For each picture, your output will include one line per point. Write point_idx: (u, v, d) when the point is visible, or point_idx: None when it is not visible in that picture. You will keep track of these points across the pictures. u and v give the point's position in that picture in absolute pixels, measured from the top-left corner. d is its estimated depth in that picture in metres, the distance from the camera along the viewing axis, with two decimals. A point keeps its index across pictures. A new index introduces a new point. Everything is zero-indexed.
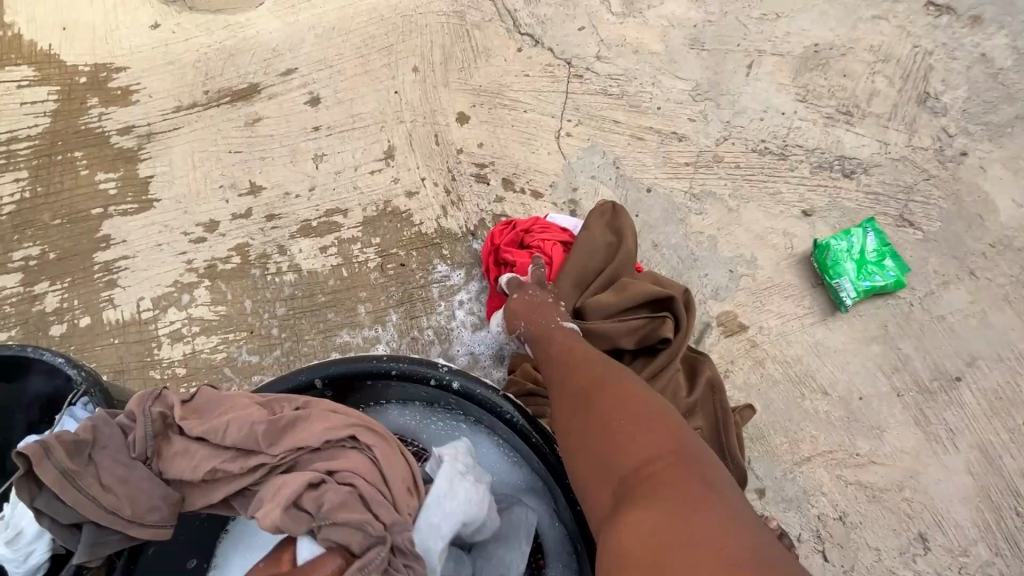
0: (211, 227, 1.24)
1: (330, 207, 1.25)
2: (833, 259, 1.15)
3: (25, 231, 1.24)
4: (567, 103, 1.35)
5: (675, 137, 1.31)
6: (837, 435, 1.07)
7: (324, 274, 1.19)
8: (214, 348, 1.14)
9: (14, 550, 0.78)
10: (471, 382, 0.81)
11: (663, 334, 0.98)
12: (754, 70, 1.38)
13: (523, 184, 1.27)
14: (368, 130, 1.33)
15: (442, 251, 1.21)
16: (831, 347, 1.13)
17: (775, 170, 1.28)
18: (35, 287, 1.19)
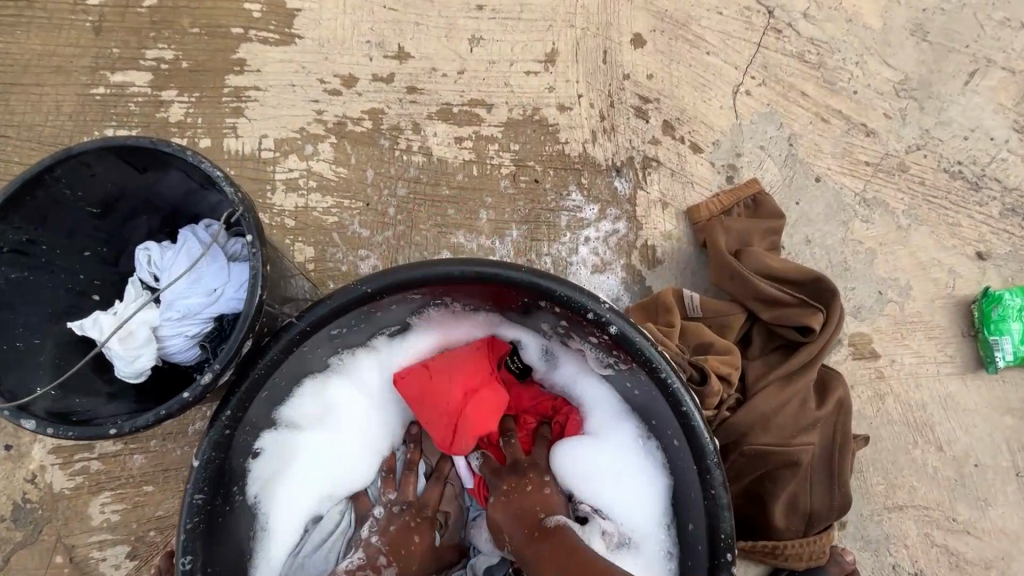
0: (348, 83, 1.14)
1: (475, 97, 1.14)
2: (1000, 314, 1.03)
3: (160, 30, 1.16)
4: (756, 57, 1.18)
5: (863, 131, 1.16)
6: (939, 494, 0.99)
7: (453, 166, 1.11)
8: (328, 210, 1.09)
9: (124, 349, 0.76)
10: (633, 330, 0.70)
11: (810, 324, 0.86)
12: (975, 80, 1.19)
13: (684, 132, 1.13)
14: (535, 24, 1.16)
15: (581, 178, 1.11)
16: (961, 404, 1.03)
17: (963, 199, 1.14)
18: (163, 94, 1.14)
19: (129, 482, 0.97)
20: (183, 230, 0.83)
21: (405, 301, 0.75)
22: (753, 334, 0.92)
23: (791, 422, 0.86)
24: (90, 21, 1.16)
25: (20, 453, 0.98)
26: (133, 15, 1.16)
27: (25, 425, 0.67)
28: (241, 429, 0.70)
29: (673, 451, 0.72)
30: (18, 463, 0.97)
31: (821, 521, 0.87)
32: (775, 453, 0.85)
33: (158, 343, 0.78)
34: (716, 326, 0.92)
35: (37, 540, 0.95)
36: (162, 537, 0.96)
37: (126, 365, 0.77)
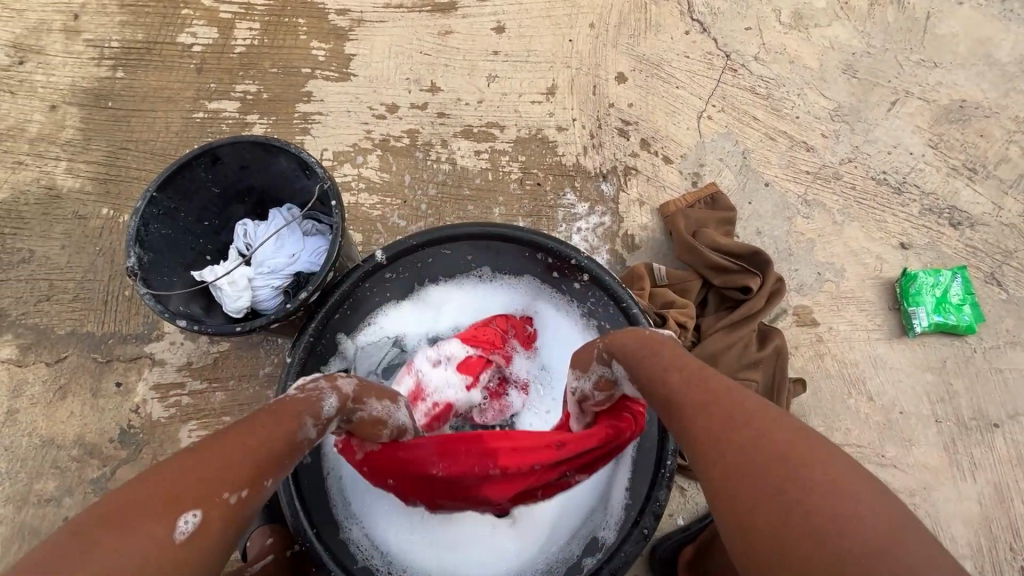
0: (392, 110, 1.46)
1: (491, 120, 1.44)
2: (916, 289, 1.26)
3: (248, 70, 1.49)
4: (716, 90, 1.48)
5: (804, 147, 1.44)
6: (870, 435, 1.20)
7: (473, 173, 1.40)
8: (373, 205, 1.38)
9: (233, 290, 1.04)
10: (604, 272, 0.96)
11: (748, 283, 1.12)
12: (897, 108, 1.47)
13: (658, 148, 1.42)
14: (538, 66, 1.48)
15: (574, 182, 1.39)
16: (888, 363, 1.25)
17: (888, 201, 1.39)
18: (248, 117, 1.46)
19: (210, 413, 1.22)
20: (271, 211, 1.12)
21: (440, 256, 1.02)
22: (707, 295, 1.17)
23: (735, 361, 1.09)
24: (194, 64, 1.50)
25: (128, 389, 1.23)
26: (228, 59, 1.50)
27: (179, 322, 0.92)
28: (320, 339, 0.96)
29: None
30: (125, 397, 1.23)
31: None
32: None
33: (252, 291, 1.06)
34: (678, 289, 1.16)
35: (136, 458, 1.20)
36: None
37: (231, 303, 1.04)
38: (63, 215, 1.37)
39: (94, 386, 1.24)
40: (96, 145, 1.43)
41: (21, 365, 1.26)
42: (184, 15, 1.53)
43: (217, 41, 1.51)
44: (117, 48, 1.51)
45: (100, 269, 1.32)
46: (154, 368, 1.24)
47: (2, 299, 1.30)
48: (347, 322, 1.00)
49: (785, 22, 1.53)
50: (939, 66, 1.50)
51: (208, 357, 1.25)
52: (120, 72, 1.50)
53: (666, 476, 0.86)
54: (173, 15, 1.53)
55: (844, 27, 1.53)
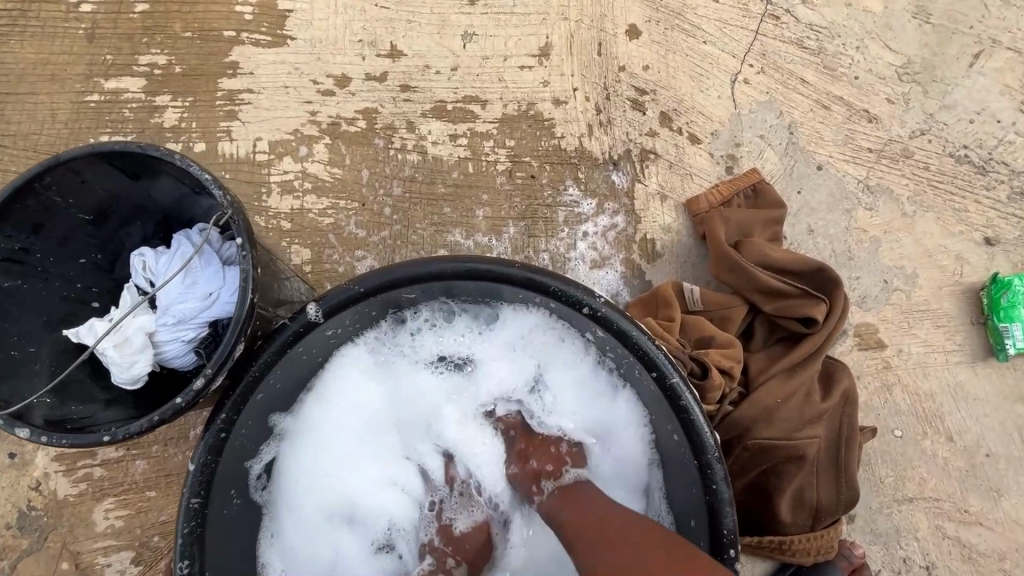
0: (342, 83, 1.13)
1: (469, 93, 1.13)
2: (1009, 301, 1.01)
3: (153, 36, 1.16)
4: (754, 44, 1.16)
5: (865, 117, 1.14)
6: (949, 485, 0.97)
7: (449, 164, 1.10)
8: (323, 211, 1.09)
9: (121, 355, 0.77)
10: (629, 325, 0.70)
11: (811, 314, 0.85)
12: (981, 61, 1.16)
13: (682, 124, 1.11)
14: (527, 18, 1.15)
15: (577, 172, 1.09)
16: (970, 393, 1.01)
17: (969, 183, 1.11)
18: (156, 99, 1.14)
19: (131, 487, 0.97)
20: (177, 235, 0.84)
21: (401, 300, 0.74)
22: (754, 327, 0.91)
23: (794, 416, 0.84)
24: (82, 29, 1.16)
25: (24, 461, 0.98)
26: (126, 21, 1.16)
27: (20, 433, 0.66)
28: (239, 432, 0.69)
29: (668, 446, 0.72)
30: (20, 471, 0.98)
31: (828, 516, 0.86)
32: (778, 448, 0.83)
33: (151, 351, 0.78)
34: (717, 318, 0.90)
35: (42, 547, 0.96)
36: (165, 542, 0.96)
37: (122, 371, 0.77)
38: None
39: None
40: None
41: None
42: None
43: None
44: None
45: None
46: None
47: None
48: (281, 399, 0.74)
49: None
50: None
51: None
52: None
53: None
54: None
55: None
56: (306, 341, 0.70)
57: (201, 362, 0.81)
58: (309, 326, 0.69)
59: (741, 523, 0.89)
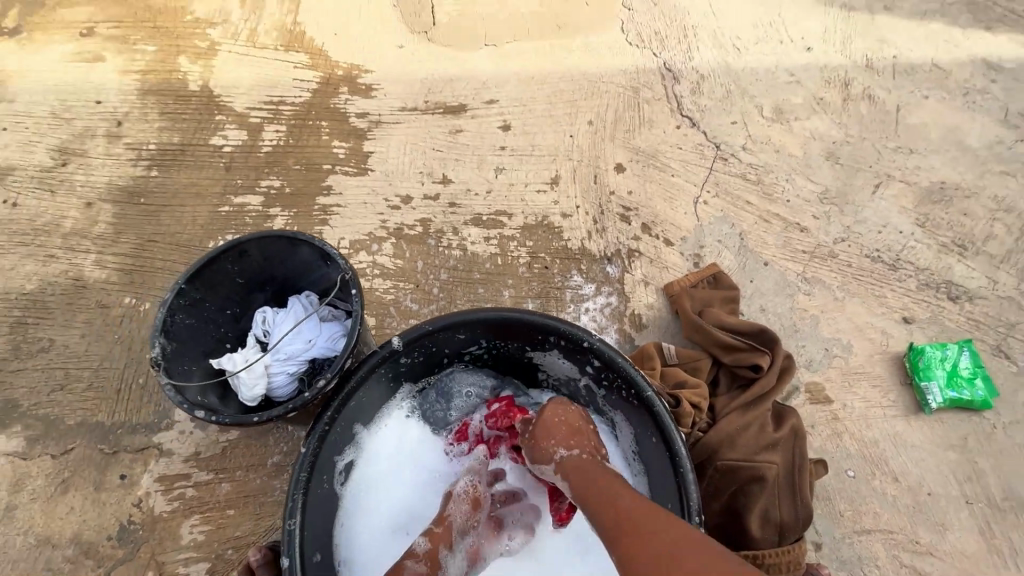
0: (406, 200, 1.55)
1: (499, 209, 1.53)
2: (925, 364, 1.27)
3: (273, 167, 1.61)
4: (709, 177, 1.58)
5: (798, 228, 1.51)
6: (901, 519, 1.15)
7: (483, 258, 1.46)
8: (387, 290, 1.43)
9: (249, 378, 1.06)
10: (616, 354, 0.96)
11: (759, 362, 1.13)
12: (881, 190, 1.56)
13: (659, 231, 1.49)
14: (542, 158, 1.59)
15: (580, 265, 1.44)
16: (908, 441, 1.23)
17: (884, 277, 1.44)
18: (270, 210, 1.55)
19: (215, 506, 1.18)
20: (291, 298, 1.16)
21: (453, 338, 1.04)
22: (719, 375, 1.18)
23: (753, 443, 1.07)
24: (223, 163, 1.62)
25: (131, 481, 1.20)
26: (255, 158, 1.62)
27: (197, 412, 0.93)
28: (334, 427, 0.95)
29: (650, 449, 0.95)
30: (128, 490, 1.20)
31: (791, 532, 1.05)
32: (743, 468, 1.05)
33: (268, 377, 1.06)
34: (689, 368, 1.18)
35: (134, 557, 1.14)
36: (237, 555, 1.14)
37: (246, 391, 1.05)
38: (87, 304, 1.41)
39: (97, 479, 1.21)
40: (126, 238, 1.50)
41: (25, 458, 1.23)
42: (218, 120, 1.68)
43: (246, 143, 1.64)
44: (154, 150, 1.64)
45: (117, 357, 1.34)
46: (161, 458, 1.22)
47: (16, 388, 1.31)
48: (362, 408, 1.00)
49: (768, 116, 1.67)
50: (915, 152, 1.62)
51: (216, 447, 1.23)
52: (154, 171, 1.61)
53: None
54: (207, 121, 1.68)
55: (822, 120, 1.67)
56: (387, 363, 0.99)
57: (302, 387, 1.09)
58: (391, 352, 0.98)
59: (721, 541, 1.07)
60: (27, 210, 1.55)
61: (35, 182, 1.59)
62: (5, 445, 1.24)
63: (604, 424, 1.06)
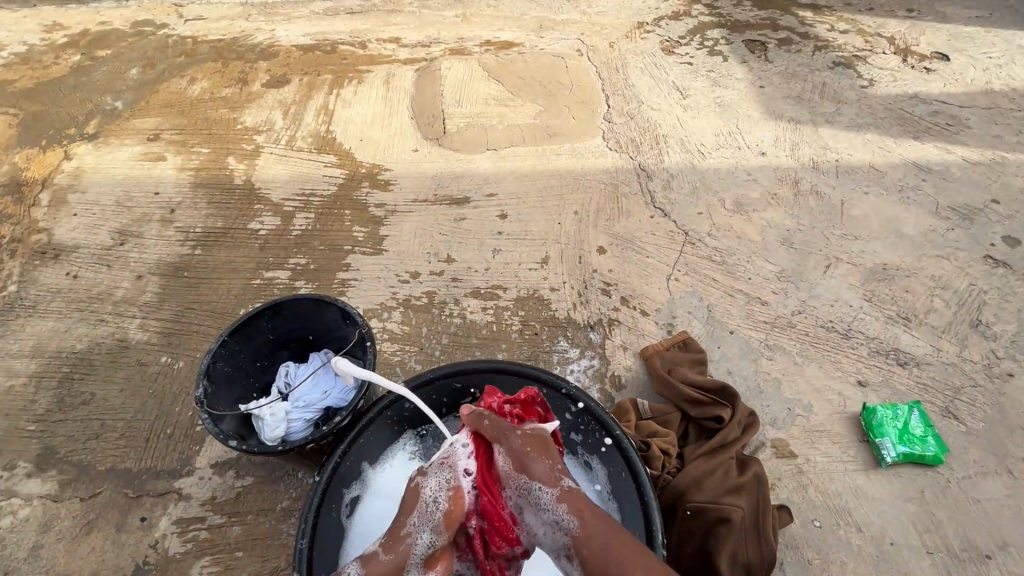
0: (415, 276, 1.78)
1: (496, 283, 1.75)
2: (878, 422, 1.40)
3: (301, 247, 1.86)
4: (679, 258, 1.81)
5: (759, 301, 1.70)
6: (867, 568, 1.22)
7: (480, 325, 1.66)
8: (394, 352, 1.61)
9: (272, 420, 1.20)
10: (591, 400, 1.14)
11: (721, 413, 1.29)
12: (830, 270, 1.78)
13: (636, 303, 1.69)
14: (533, 241, 1.84)
15: (566, 331, 1.63)
16: (869, 493, 1.33)
17: (839, 344, 1.61)
18: (296, 283, 1.78)
19: (225, 547, 1.27)
20: (311, 355, 1.35)
21: (450, 388, 1.20)
22: (688, 427, 1.33)
23: (719, 486, 1.19)
24: (259, 243, 1.88)
25: (150, 523, 1.31)
26: (287, 239, 1.88)
27: (231, 444, 1.09)
28: (345, 460, 1.10)
29: (620, 485, 1.09)
30: (146, 531, 1.30)
31: (759, 573, 1.13)
32: (709, 509, 1.16)
33: (287, 421, 1.22)
34: (661, 420, 1.33)
35: None
36: None
37: (268, 431, 1.19)
38: (128, 362, 1.59)
39: (119, 521, 1.31)
40: (168, 305, 1.72)
41: (56, 500, 1.34)
42: (258, 209, 1.97)
43: (279, 227, 1.91)
44: (201, 233, 1.91)
45: (149, 409, 1.49)
46: (180, 502, 1.33)
47: (56, 436, 1.45)
48: (370, 447, 1.15)
49: (728, 208, 1.94)
50: (859, 238, 1.86)
51: (231, 491, 1.34)
52: (199, 249, 1.87)
53: None
54: (248, 209, 1.97)
55: (776, 211, 1.93)
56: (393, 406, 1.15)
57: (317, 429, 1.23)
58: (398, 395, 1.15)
59: None
60: (86, 281, 1.78)
61: (96, 258, 1.84)
62: (39, 488, 1.36)
63: (580, 468, 1.16)
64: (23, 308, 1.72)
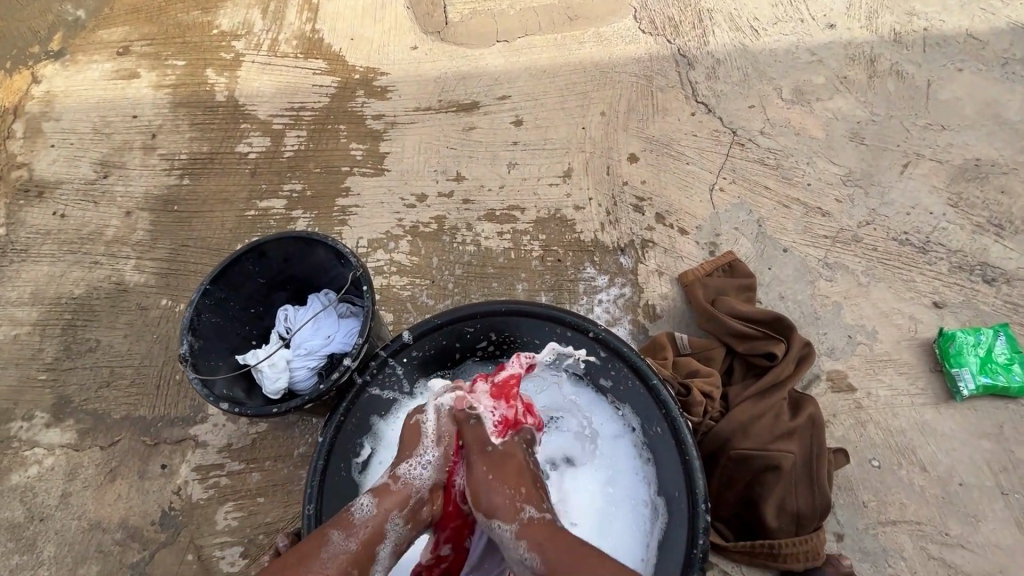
0: (422, 199, 1.58)
1: (512, 203, 1.54)
2: (956, 350, 1.22)
3: (294, 171, 1.66)
4: (725, 163, 1.54)
5: (820, 212, 1.46)
6: (929, 510, 1.13)
7: (497, 253, 1.48)
8: (404, 287, 1.47)
9: (272, 371, 1.11)
10: (622, 344, 0.98)
11: (773, 350, 1.15)
12: (909, 169, 1.50)
13: (673, 221, 1.47)
14: (554, 152, 1.60)
15: (593, 257, 1.44)
16: (938, 430, 1.19)
17: (914, 260, 1.38)
18: (293, 213, 1.61)
19: (246, 494, 1.25)
20: (309, 297, 1.22)
21: (463, 332, 1.07)
22: (733, 365, 1.20)
23: (768, 432, 1.08)
24: (248, 168, 1.68)
25: (171, 470, 1.29)
26: (278, 162, 1.68)
27: (222, 405, 1.01)
28: (350, 418, 1.00)
29: (657, 439, 0.96)
30: (168, 478, 1.28)
31: (810, 522, 1.05)
32: (757, 457, 1.06)
33: (290, 371, 1.12)
34: (702, 357, 1.19)
35: (176, 540, 1.23)
36: (267, 540, 1.21)
37: (270, 384, 1.11)
38: (128, 307, 1.51)
39: (141, 469, 1.30)
40: (161, 244, 1.59)
41: (78, 449, 1.34)
42: (242, 128, 1.74)
43: (268, 148, 1.70)
44: (186, 160, 1.72)
45: (156, 356, 1.43)
46: (197, 449, 1.30)
47: (69, 385, 1.42)
48: (379, 401, 1.05)
49: (787, 98, 1.61)
50: (948, 128, 1.54)
51: (246, 438, 1.30)
52: (186, 179, 1.70)
53: (698, 557, 0.85)
54: (233, 129, 1.75)
55: (846, 99, 1.60)
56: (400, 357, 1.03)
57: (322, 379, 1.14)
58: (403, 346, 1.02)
59: (739, 531, 1.08)
60: (74, 220, 1.66)
61: (80, 195, 1.70)
62: (61, 438, 1.36)
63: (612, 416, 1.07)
64: (16, 253, 1.63)
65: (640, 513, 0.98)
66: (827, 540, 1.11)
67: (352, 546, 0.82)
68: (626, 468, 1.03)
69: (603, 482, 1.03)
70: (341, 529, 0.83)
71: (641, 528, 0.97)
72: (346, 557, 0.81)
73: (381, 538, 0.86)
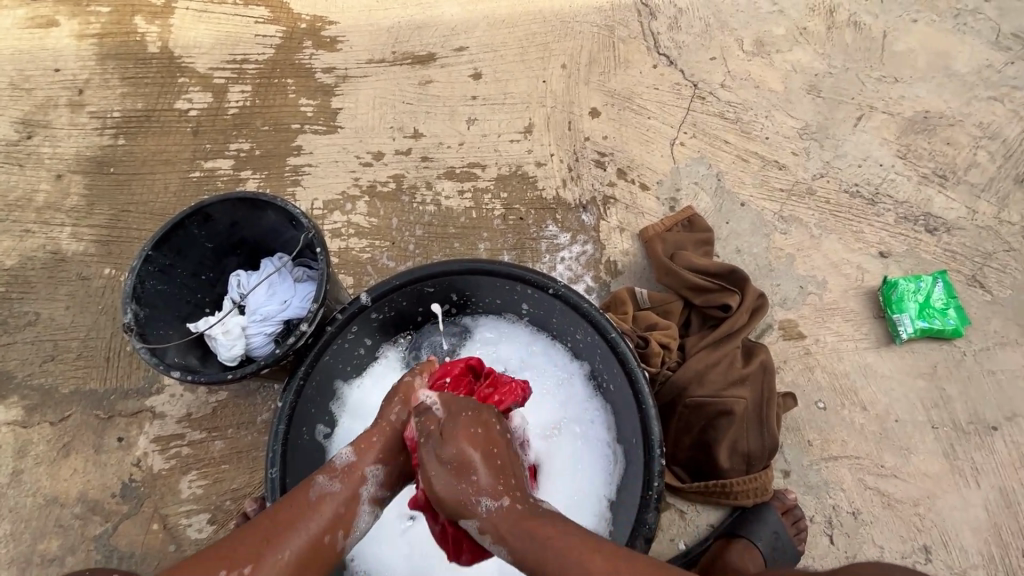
0: (378, 156, 1.52)
1: (472, 160, 1.50)
2: (898, 296, 1.28)
3: (241, 130, 1.56)
4: (686, 118, 1.53)
5: (776, 166, 1.48)
6: (867, 445, 1.21)
7: (457, 212, 1.46)
8: (363, 249, 1.43)
9: (226, 338, 1.08)
10: (580, 298, 0.98)
11: (727, 302, 1.19)
12: (862, 122, 1.52)
13: (634, 176, 1.47)
14: (514, 107, 1.55)
15: (555, 215, 1.43)
16: (878, 371, 1.27)
17: (862, 212, 1.43)
18: (242, 173, 1.52)
19: (210, 462, 1.24)
20: (263, 261, 1.18)
21: (421, 292, 1.05)
22: (691, 317, 1.24)
23: (722, 379, 1.13)
24: (190, 127, 1.57)
25: (129, 443, 1.26)
26: (221, 120, 1.57)
27: (172, 373, 0.98)
28: (310, 381, 0.99)
29: (617, 388, 0.99)
30: (126, 451, 1.25)
31: (759, 461, 1.11)
32: (711, 403, 1.11)
33: (246, 338, 1.09)
34: (660, 310, 1.23)
35: (139, 512, 1.22)
36: (234, 505, 1.21)
37: (225, 351, 1.08)
38: (67, 277, 1.42)
39: (97, 442, 1.27)
40: (100, 210, 1.50)
41: (25, 426, 1.29)
42: (181, 83, 1.62)
43: (211, 105, 1.59)
44: (119, 117, 1.60)
45: (102, 327, 1.36)
46: (155, 421, 1.27)
47: (9, 362, 1.35)
48: (340, 363, 1.04)
49: (748, 50, 1.60)
50: (901, 80, 1.56)
51: (207, 407, 1.27)
52: (121, 139, 1.58)
53: (654, 498, 0.89)
54: (170, 84, 1.62)
55: (805, 51, 1.59)
56: (357, 318, 1.01)
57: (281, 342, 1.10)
58: (360, 310, 1.00)
59: (694, 473, 1.14)
60: None
61: (2, 157, 1.57)
62: (5, 415, 1.30)
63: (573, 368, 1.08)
64: None
65: (601, 461, 1.01)
66: (774, 477, 1.19)
67: (338, 486, 0.82)
68: (590, 419, 1.05)
69: (568, 426, 1.06)
70: (327, 472, 0.83)
71: (601, 474, 1.01)
72: (332, 497, 0.81)
73: (367, 477, 0.84)
